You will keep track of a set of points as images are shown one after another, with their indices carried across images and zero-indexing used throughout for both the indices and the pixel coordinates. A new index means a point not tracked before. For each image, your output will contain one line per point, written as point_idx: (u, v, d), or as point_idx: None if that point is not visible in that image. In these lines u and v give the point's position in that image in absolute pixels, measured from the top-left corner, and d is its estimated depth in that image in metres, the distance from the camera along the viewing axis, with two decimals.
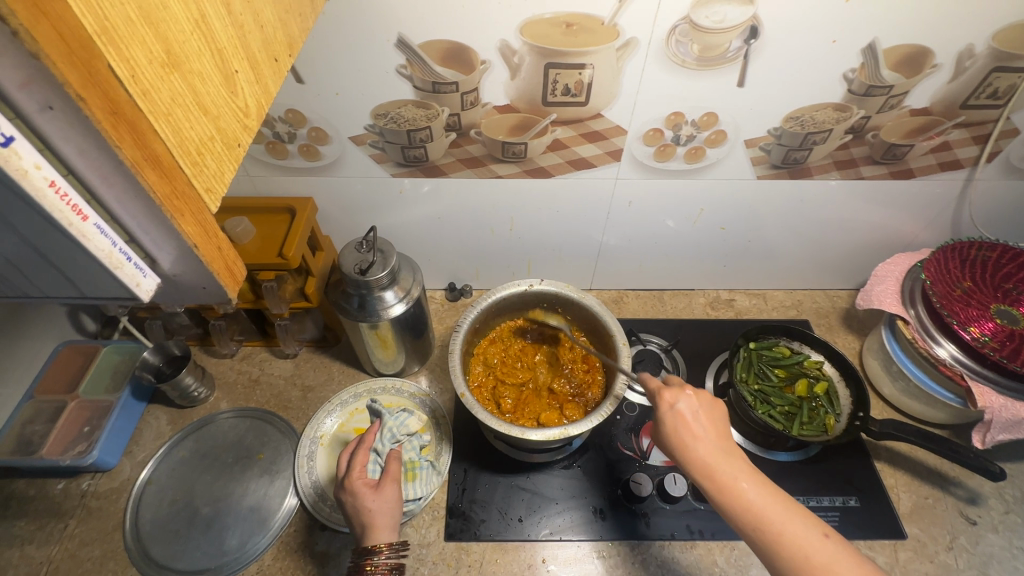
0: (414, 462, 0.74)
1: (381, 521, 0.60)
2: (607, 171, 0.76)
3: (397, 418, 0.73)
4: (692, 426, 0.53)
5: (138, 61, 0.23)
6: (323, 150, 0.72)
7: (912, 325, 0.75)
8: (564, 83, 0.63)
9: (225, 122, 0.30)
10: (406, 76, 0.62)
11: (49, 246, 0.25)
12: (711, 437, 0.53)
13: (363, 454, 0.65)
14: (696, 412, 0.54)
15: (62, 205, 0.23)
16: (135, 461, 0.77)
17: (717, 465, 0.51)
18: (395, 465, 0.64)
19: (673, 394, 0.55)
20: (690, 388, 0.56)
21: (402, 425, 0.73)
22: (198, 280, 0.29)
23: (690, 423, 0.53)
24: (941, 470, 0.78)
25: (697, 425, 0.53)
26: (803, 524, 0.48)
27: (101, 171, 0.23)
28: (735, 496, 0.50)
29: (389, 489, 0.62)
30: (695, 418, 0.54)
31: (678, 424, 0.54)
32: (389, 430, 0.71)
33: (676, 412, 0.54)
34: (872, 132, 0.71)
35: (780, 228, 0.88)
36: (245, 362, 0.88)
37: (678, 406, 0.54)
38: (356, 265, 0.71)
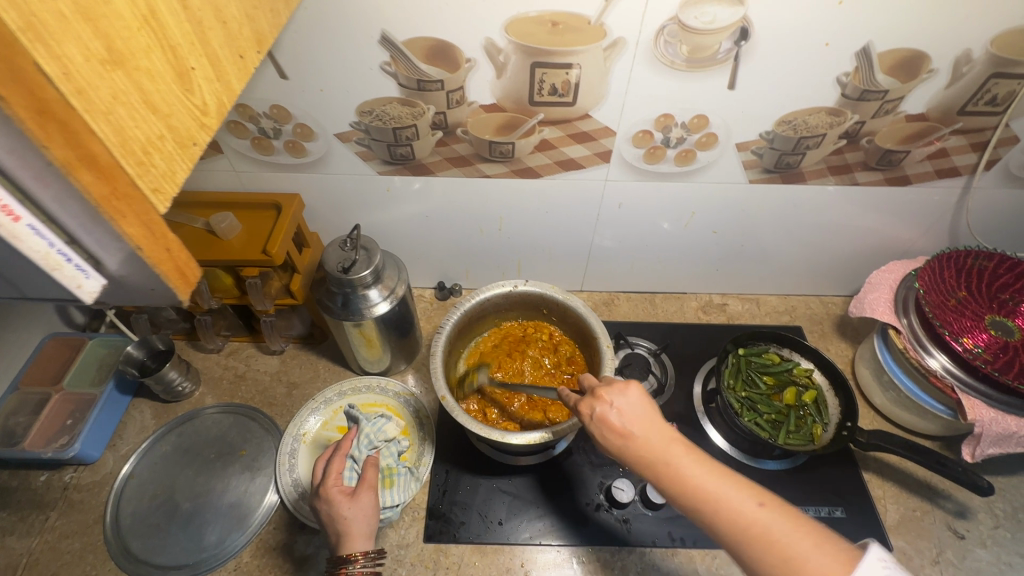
0: (392, 468, 0.71)
1: (358, 530, 0.59)
2: (596, 172, 0.75)
3: (375, 423, 0.71)
4: (616, 426, 0.50)
5: (71, 58, 0.22)
6: (308, 146, 0.71)
7: (904, 334, 0.74)
8: (550, 83, 0.62)
9: (178, 120, 0.29)
10: (390, 73, 0.62)
11: None
12: (640, 430, 0.49)
13: (340, 460, 0.64)
14: (618, 410, 0.50)
15: None
16: (118, 454, 0.77)
17: (651, 454, 0.48)
18: (372, 471, 0.64)
19: (589, 404, 0.52)
20: (604, 388, 0.52)
21: (379, 430, 0.71)
22: (146, 281, 0.29)
23: (616, 423, 0.50)
24: (930, 483, 0.77)
25: (624, 422, 0.50)
26: (734, 495, 0.44)
27: (35, 170, 0.23)
28: (670, 480, 0.46)
29: (366, 497, 0.61)
30: (620, 414, 0.50)
31: (608, 427, 0.50)
32: (365, 435, 0.69)
33: (598, 417, 0.51)
34: (866, 137, 0.69)
35: (773, 233, 0.87)
36: (232, 357, 0.88)
37: (599, 413, 0.51)
38: (339, 263, 0.70)
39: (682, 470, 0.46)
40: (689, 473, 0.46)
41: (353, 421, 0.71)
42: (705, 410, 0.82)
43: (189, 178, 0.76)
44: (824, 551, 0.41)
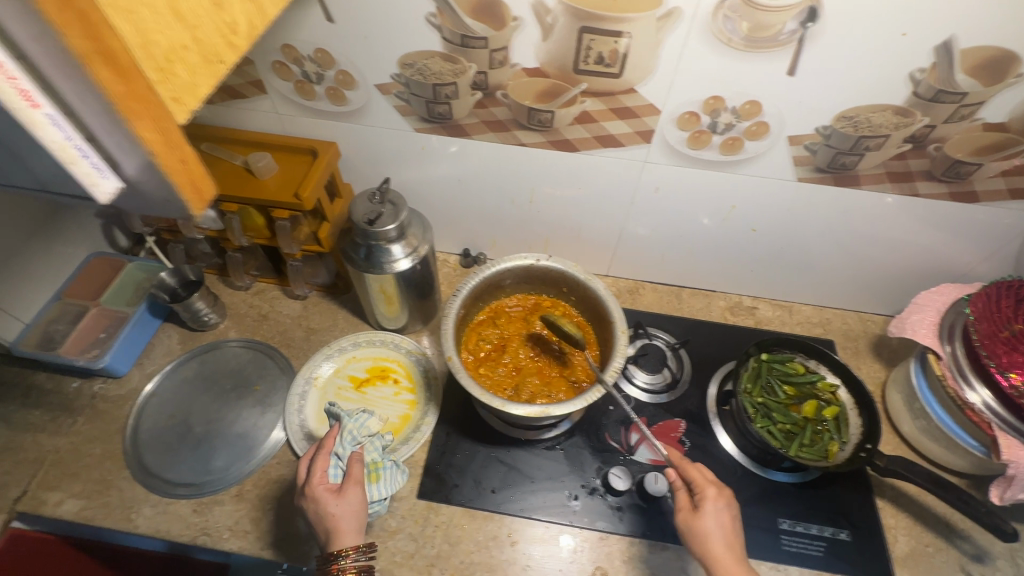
0: (379, 462, 0.67)
1: (346, 526, 0.59)
2: (634, 151, 0.72)
3: (358, 418, 0.67)
4: (725, 529, 0.56)
5: None
6: (349, 95, 0.71)
7: (944, 362, 0.69)
8: (597, 51, 0.60)
9: (206, 34, 0.29)
10: (435, 26, 0.61)
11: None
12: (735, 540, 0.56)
13: (324, 459, 0.63)
14: (732, 519, 0.58)
15: (10, 89, 0.23)
16: (143, 372, 0.82)
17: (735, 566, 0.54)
18: (358, 470, 0.62)
19: (717, 494, 0.58)
20: (728, 496, 0.59)
21: (363, 425, 0.66)
22: (161, 192, 0.29)
23: (728, 527, 0.57)
24: (949, 520, 0.72)
25: (734, 529, 0.57)
26: None
27: (55, 61, 0.23)
28: None
29: (352, 492, 0.60)
30: (732, 522, 0.58)
31: (716, 526, 0.56)
32: (349, 432, 0.65)
33: (715, 509, 0.57)
34: (934, 144, 0.64)
35: (818, 238, 0.82)
36: (258, 297, 0.91)
37: (721, 506, 0.58)
38: (365, 214, 0.71)
39: None
40: None
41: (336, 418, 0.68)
42: (717, 411, 0.80)
43: (233, 115, 0.77)
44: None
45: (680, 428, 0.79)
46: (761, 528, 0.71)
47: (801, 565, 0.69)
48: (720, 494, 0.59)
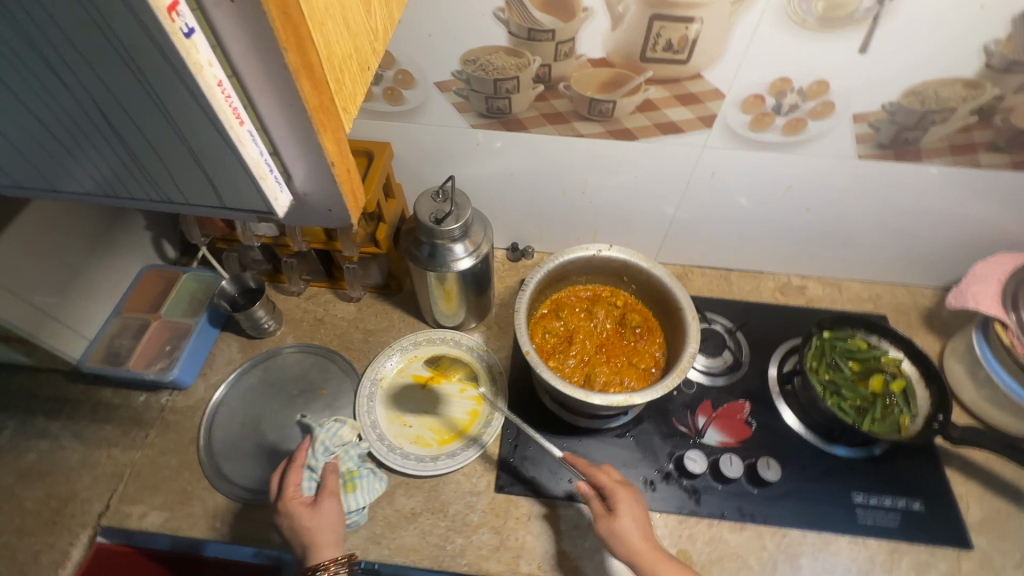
0: (354, 473, 0.70)
1: (324, 538, 0.61)
2: (694, 138, 0.72)
3: (329, 430, 0.70)
4: (638, 524, 0.61)
5: None
6: (407, 94, 0.71)
7: (1012, 330, 0.70)
8: (666, 38, 0.60)
9: (361, 44, 0.30)
10: (502, 20, 0.60)
11: (205, 143, 0.29)
12: (647, 534, 0.61)
13: (297, 472, 0.66)
14: (640, 512, 0.63)
15: (227, 107, 0.26)
16: (208, 382, 0.82)
17: (651, 557, 0.59)
18: (332, 478, 0.66)
19: (623, 494, 0.64)
20: (632, 492, 0.64)
21: (336, 435, 0.70)
22: (325, 202, 0.32)
23: (641, 520, 0.62)
24: (1018, 485, 0.74)
25: (645, 521, 0.62)
26: None
27: (262, 80, 0.26)
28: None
29: (327, 504, 0.64)
30: (643, 515, 0.63)
31: (631, 524, 0.61)
32: (321, 443, 0.69)
33: (625, 508, 0.62)
34: (1000, 115, 0.64)
35: (873, 214, 0.82)
36: (312, 301, 0.91)
37: (629, 505, 0.63)
38: (431, 213, 0.71)
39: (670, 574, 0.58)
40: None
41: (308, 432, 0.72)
42: (780, 390, 0.81)
43: None
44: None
45: (746, 410, 0.79)
46: (836, 503, 0.72)
47: (879, 537, 0.70)
48: (627, 494, 0.64)
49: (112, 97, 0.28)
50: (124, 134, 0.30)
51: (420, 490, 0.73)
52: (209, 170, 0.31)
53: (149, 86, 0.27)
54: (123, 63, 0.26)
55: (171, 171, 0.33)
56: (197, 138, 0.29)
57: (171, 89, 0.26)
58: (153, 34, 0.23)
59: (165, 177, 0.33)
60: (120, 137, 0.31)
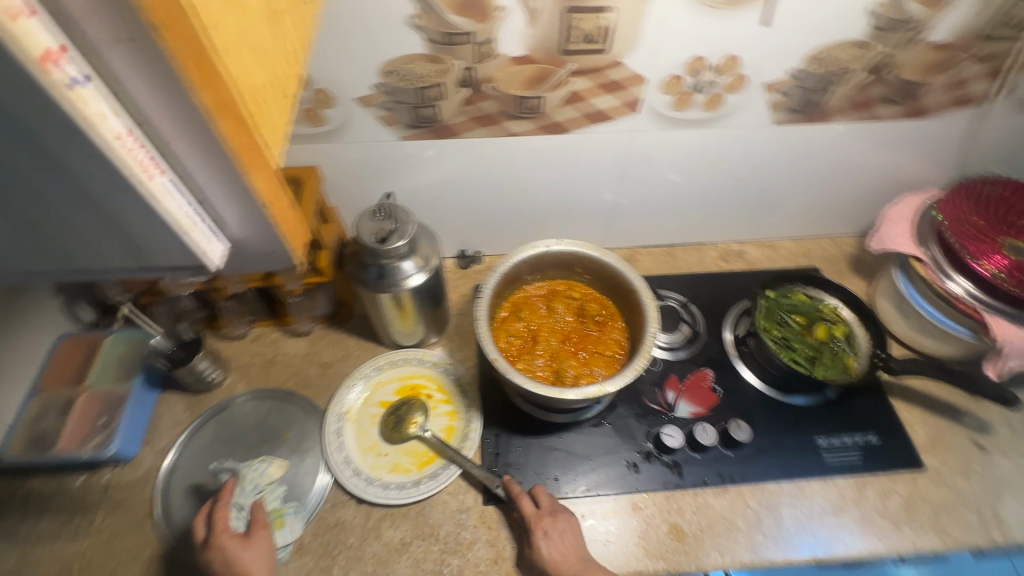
0: (282, 508, 0.71)
1: (257, 567, 0.62)
2: (623, 123, 0.73)
3: (258, 468, 0.72)
4: (560, 550, 0.64)
5: (219, 26, 0.31)
6: (328, 113, 0.68)
7: (926, 264, 0.77)
8: (584, 29, 0.60)
9: (280, 74, 0.37)
10: (417, 27, 0.59)
11: (125, 212, 0.36)
12: (570, 557, 0.64)
13: (227, 509, 0.66)
14: (564, 536, 0.65)
15: (144, 161, 0.35)
16: (155, 450, 0.75)
17: None
18: (261, 513, 0.67)
19: (545, 522, 0.65)
20: (556, 514, 0.67)
21: (264, 474, 0.72)
22: (260, 237, 0.46)
23: (563, 545, 0.64)
24: (952, 402, 0.81)
25: (569, 545, 0.64)
26: None
27: (186, 133, 0.35)
28: None
29: (261, 536, 0.65)
30: (567, 538, 0.65)
31: (550, 551, 0.64)
32: (250, 482, 0.71)
33: (546, 536, 0.65)
34: (891, 70, 0.70)
35: (794, 175, 0.87)
36: (258, 343, 0.85)
37: (552, 533, 0.65)
38: (374, 234, 0.68)
39: None
40: None
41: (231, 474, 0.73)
42: (738, 353, 0.84)
43: None
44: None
45: (709, 377, 0.82)
46: (804, 449, 0.76)
47: (845, 473, 0.75)
48: (542, 522, 0.65)
49: (17, 186, 0.34)
50: (28, 213, 0.36)
51: (406, 518, 0.71)
52: (125, 232, 0.38)
53: (57, 173, 0.33)
54: (31, 157, 0.32)
55: (78, 237, 0.39)
56: (110, 209, 0.36)
57: (73, 165, 0.32)
58: (60, 124, 0.29)
59: (70, 243, 0.39)
60: (22, 217, 0.36)
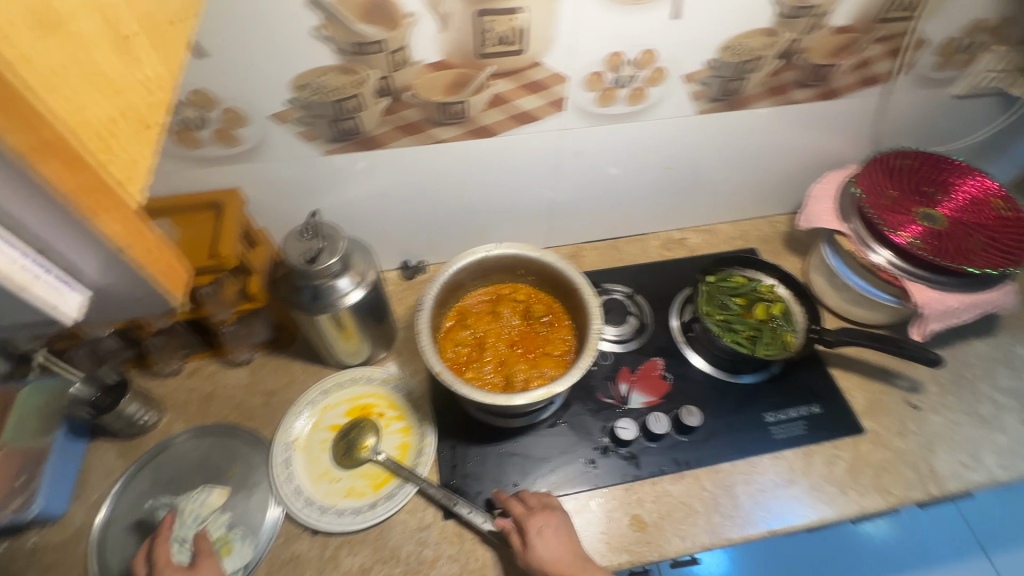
0: (229, 535, 0.68)
1: None
2: (551, 122, 0.73)
3: (196, 498, 0.69)
4: (555, 546, 0.62)
5: (8, 35, 0.22)
6: (241, 133, 0.64)
7: (851, 238, 0.80)
8: (497, 32, 0.60)
9: (132, 97, 0.27)
10: (324, 38, 0.57)
11: None
12: (567, 554, 0.62)
13: (167, 543, 0.63)
14: (557, 533, 0.63)
15: None
16: (86, 504, 0.70)
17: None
18: (204, 540, 0.64)
19: (537, 518, 0.64)
20: (548, 511, 0.65)
21: (204, 503, 0.69)
22: (131, 286, 0.29)
23: (558, 543, 0.63)
24: (885, 366, 0.85)
25: (565, 543, 0.63)
26: None
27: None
28: None
29: (207, 564, 0.62)
30: (562, 536, 0.63)
31: (545, 547, 0.62)
32: (189, 513, 0.68)
33: (540, 532, 0.63)
34: (800, 55, 0.72)
35: (723, 161, 0.89)
36: (194, 378, 0.81)
37: (546, 528, 0.63)
38: (302, 255, 0.66)
39: None
40: None
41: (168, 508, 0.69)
42: (685, 339, 0.86)
43: None
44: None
45: (659, 365, 0.84)
46: (753, 427, 0.78)
47: (793, 446, 0.77)
48: (536, 519, 0.64)
49: None
50: None
51: (365, 544, 0.68)
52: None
53: None
54: None
55: None
56: None
57: None
58: None
59: None
60: None
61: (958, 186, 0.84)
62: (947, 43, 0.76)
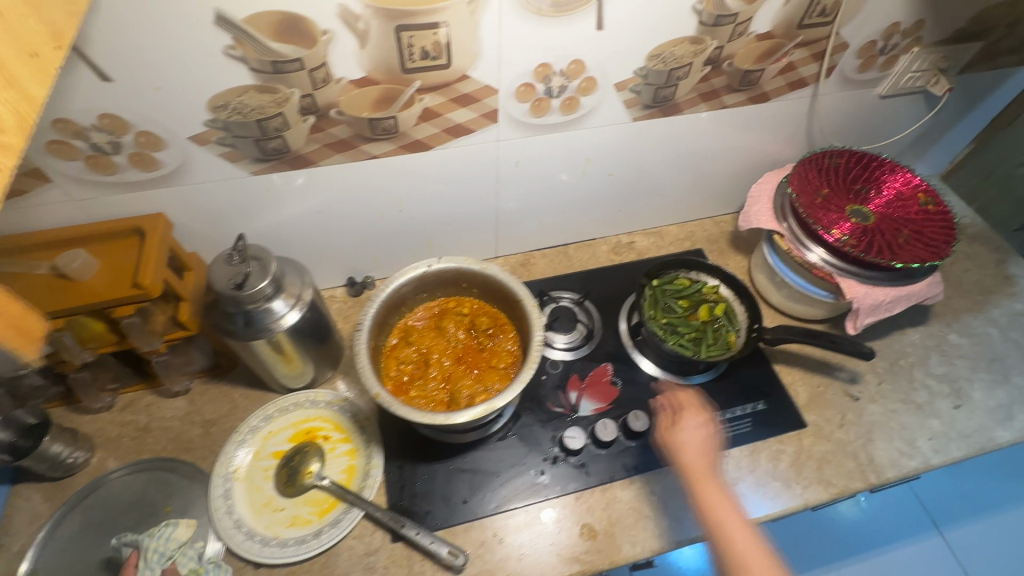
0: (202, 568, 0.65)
1: None
2: (486, 134, 0.73)
3: (161, 534, 0.65)
4: (690, 447, 0.64)
5: None
6: (159, 156, 0.62)
7: (787, 237, 0.82)
8: (420, 46, 0.59)
9: None
10: (237, 58, 0.55)
11: None
12: (704, 454, 0.64)
13: None
14: (705, 435, 0.66)
15: None
16: (10, 554, 0.66)
17: (701, 477, 0.62)
18: None
19: (686, 417, 0.67)
20: (703, 414, 0.68)
21: (170, 538, 0.65)
22: None
23: (704, 440, 0.65)
24: (826, 360, 0.88)
25: (708, 444, 0.65)
26: (750, 535, 0.56)
27: None
28: (711, 508, 0.59)
29: None
30: (710, 437, 0.65)
31: (689, 438, 0.65)
32: (153, 552, 0.64)
33: (684, 430, 0.66)
34: (727, 61, 0.74)
35: (664, 165, 0.90)
36: (128, 411, 0.77)
37: (683, 425, 0.67)
38: (229, 280, 0.64)
39: (718, 502, 0.59)
40: (722, 510, 0.59)
41: (133, 546, 0.65)
42: (634, 343, 0.87)
43: (17, 216, 0.63)
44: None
45: (609, 371, 0.84)
46: None
47: (740, 444, 0.79)
48: (697, 411, 0.68)
49: None
50: None
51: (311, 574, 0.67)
52: None
53: None
54: None
55: None
56: None
57: None
58: None
59: None
60: None
61: (887, 182, 0.87)
62: (866, 46, 0.78)
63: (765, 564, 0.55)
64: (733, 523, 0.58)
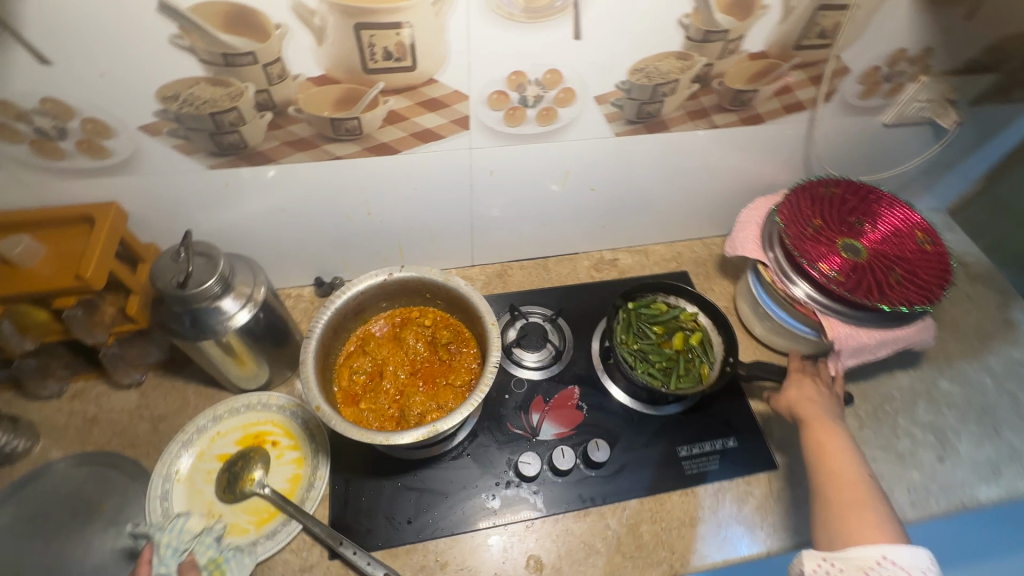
0: (220, 556, 0.64)
1: None
2: (457, 141, 0.69)
3: (174, 527, 0.64)
4: (808, 393, 0.70)
5: None
6: (109, 144, 0.60)
7: (771, 268, 0.77)
8: (382, 47, 0.56)
9: None
10: (185, 48, 0.52)
11: None
12: (817, 399, 0.69)
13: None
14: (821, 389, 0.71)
15: None
16: None
17: (813, 415, 0.67)
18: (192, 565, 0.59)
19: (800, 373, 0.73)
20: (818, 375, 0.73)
21: (183, 529, 0.64)
22: None
23: (813, 393, 0.70)
24: None
25: (818, 396, 0.70)
26: (851, 463, 0.60)
27: None
28: (815, 439, 0.64)
29: None
30: (818, 392, 0.70)
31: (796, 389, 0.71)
32: (168, 545, 0.63)
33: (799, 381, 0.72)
34: (717, 79, 0.70)
35: (651, 183, 0.86)
36: (77, 401, 0.76)
37: (796, 376, 0.73)
38: (173, 278, 0.61)
39: (827, 433, 0.64)
40: (829, 440, 0.63)
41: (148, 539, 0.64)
42: (604, 367, 0.83)
43: None
44: (879, 528, 0.53)
45: (576, 395, 0.80)
46: (663, 462, 0.76)
47: (704, 482, 0.75)
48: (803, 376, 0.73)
49: None
50: None
51: None
52: None
53: None
54: None
55: None
56: None
57: None
58: None
59: None
60: None
61: (884, 216, 0.82)
62: (870, 72, 0.74)
63: (855, 483, 0.58)
64: (832, 449, 0.62)
